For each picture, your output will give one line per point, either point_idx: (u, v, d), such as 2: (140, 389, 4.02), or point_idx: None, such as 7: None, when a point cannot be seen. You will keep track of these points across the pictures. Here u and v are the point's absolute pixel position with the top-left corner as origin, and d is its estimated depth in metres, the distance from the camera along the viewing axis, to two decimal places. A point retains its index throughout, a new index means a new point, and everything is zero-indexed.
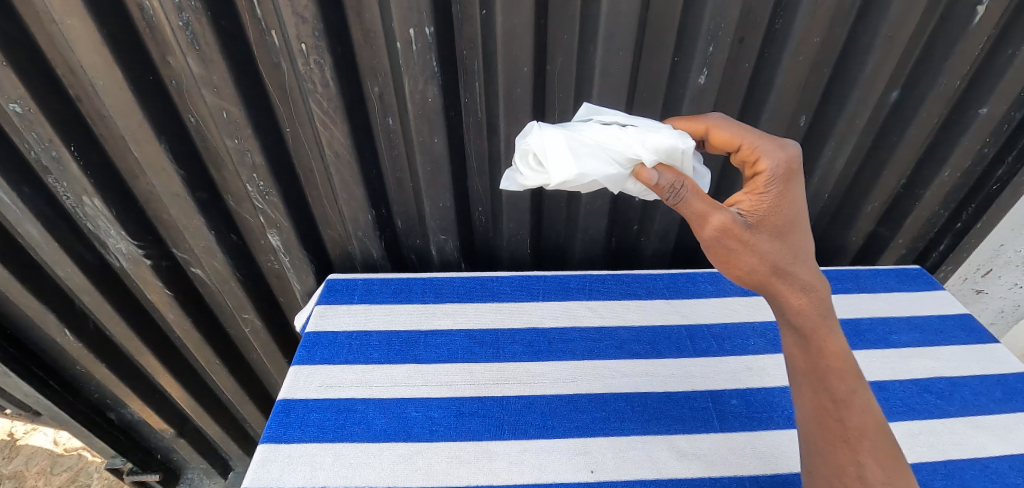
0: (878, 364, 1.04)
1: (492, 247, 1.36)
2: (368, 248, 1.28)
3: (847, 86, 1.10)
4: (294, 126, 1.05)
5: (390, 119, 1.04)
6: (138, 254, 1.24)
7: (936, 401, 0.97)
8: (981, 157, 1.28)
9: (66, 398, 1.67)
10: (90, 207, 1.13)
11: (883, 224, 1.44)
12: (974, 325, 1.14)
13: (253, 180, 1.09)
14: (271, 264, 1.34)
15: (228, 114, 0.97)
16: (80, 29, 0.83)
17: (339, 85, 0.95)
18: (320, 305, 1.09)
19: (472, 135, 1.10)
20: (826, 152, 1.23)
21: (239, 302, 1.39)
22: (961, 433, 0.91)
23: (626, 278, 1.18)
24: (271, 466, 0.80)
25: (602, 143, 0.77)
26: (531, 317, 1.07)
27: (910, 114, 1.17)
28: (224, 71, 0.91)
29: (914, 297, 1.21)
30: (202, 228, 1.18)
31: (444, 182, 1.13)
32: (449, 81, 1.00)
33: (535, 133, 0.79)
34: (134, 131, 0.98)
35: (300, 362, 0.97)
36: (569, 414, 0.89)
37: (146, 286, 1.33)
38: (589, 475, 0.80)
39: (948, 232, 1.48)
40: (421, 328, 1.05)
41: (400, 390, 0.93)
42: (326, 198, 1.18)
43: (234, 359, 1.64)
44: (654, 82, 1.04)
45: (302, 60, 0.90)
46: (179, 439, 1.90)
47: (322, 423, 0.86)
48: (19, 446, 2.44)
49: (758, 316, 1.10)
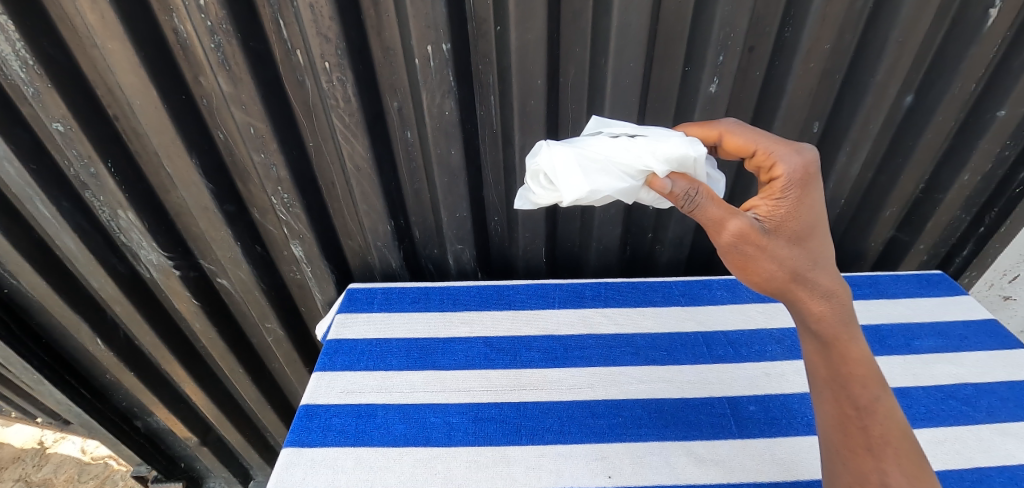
0: (900, 370, 1.02)
1: (508, 256, 1.37)
2: (387, 258, 1.30)
3: (859, 91, 1.11)
4: (317, 141, 1.09)
5: (408, 132, 1.07)
6: (167, 266, 1.30)
7: (962, 408, 0.95)
8: (1002, 160, 1.26)
9: (95, 405, 1.73)
10: (124, 221, 1.19)
11: (902, 229, 1.43)
12: (999, 330, 1.11)
13: (278, 193, 1.13)
14: (293, 274, 1.38)
15: (255, 129, 1.02)
16: (119, 52, 0.89)
17: (360, 100, 0.99)
18: (341, 313, 1.13)
19: (488, 147, 1.12)
20: (841, 158, 1.22)
21: (263, 311, 1.43)
22: (987, 440, 0.89)
23: (640, 286, 1.19)
24: (294, 469, 0.82)
25: (613, 159, 0.79)
26: (546, 324, 1.09)
27: (925, 119, 1.17)
28: (252, 89, 0.96)
29: (936, 303, 1.19)
30: (229, 239, 1.22)
31: (461, 192, 1.16)
32: (465, 95, 1.03)
33: (546, 153, 0.81)
34: (167, 147, 1.03)
35: (322, 368, 1.00)
36: (586, 420, 0.90)
37: (174, 296, 1.38)
38: (607, 481, 0.81)
39: (972, 236, 1.46)
40: (439, 336, 1.07)
41: (419, 396, 0.94)
42: (346, 209, 1.22)
43: (256, 368, 1.68)
44: (665, 91, 1.06)
45: (325, 77, 0.95)
46: (203, 447, 1.95)
47: (344, 428, 0.89)
48: (49, 454, 2.51)
49: (775, 322, 1.09)
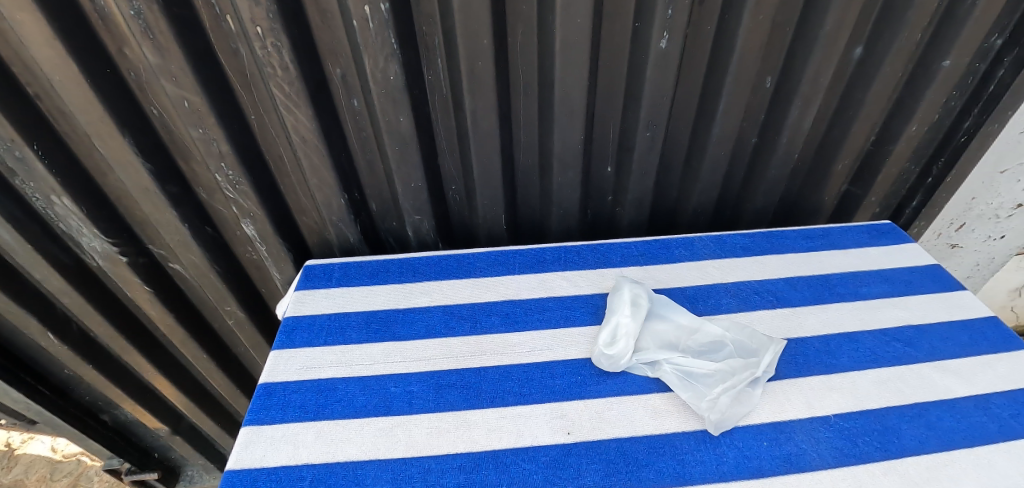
0: (848, 316, 1.05)
1: (469, 226, 1.35)
2: (345, 234, 1.27)
3: (809, 44, 1.11)
4: (259, 114, 1.04)
5: (355, 101, 1.03)
6: (114, 253, 1.25)
7: (905, 348, 0.99)
8: (948, 111, 1.31)
9: (56, 402, 1.66)
10: (59, 207, 1.13)
11: (855, 183, 1.45)
12: (941, 274, 1.17)
13: (222, 169, 1.09)
14: (249, 255, 1.34)
15: (189, 103, 0.97)
16: (30, 22, 0.82)
17: (300, 67, 0.94)
18: (298, 291, 1.10)
19: (439, 113, 1.09)
20: (792, 112, 1.23)
21: (221, 295, 1.39)
22: (928, 377, 0.95)
23: (600, 247, 1.20)
24: (254, 447, 0.81)
25: (700, 322, 0.98)
26: (507, 290, 1.09)
27: (874, 71, 1.18)
28: (181, 60, 0.90)
29: (883, 251, 1.23)
30: (176, 221, 1.18)
31: (414, 160, 1.13)
32: (411, 60, 0.99)
33: (619, 291, 1.04)
34: (97, 125, 0.98)
35: (280, 346, 0.98)
36: (546, 380, 0.91)
37: (125, 284, 1.33)
38: (567, 437, 0.82)
39: (920, 188, 1.51)
40: (399, 307, 1.05)
41: (380, 367, 0.94)
42: (297, 185, 1.18)
43: (222, 353, 1.65)
44: (616, 49, 1.04)
45: (259, 44, 0.90)
46: (176, 437, 1.92)
47: (304, 404, 0.88)
48: (18, 455, 2.43)
49: (730, 276, 1.12)
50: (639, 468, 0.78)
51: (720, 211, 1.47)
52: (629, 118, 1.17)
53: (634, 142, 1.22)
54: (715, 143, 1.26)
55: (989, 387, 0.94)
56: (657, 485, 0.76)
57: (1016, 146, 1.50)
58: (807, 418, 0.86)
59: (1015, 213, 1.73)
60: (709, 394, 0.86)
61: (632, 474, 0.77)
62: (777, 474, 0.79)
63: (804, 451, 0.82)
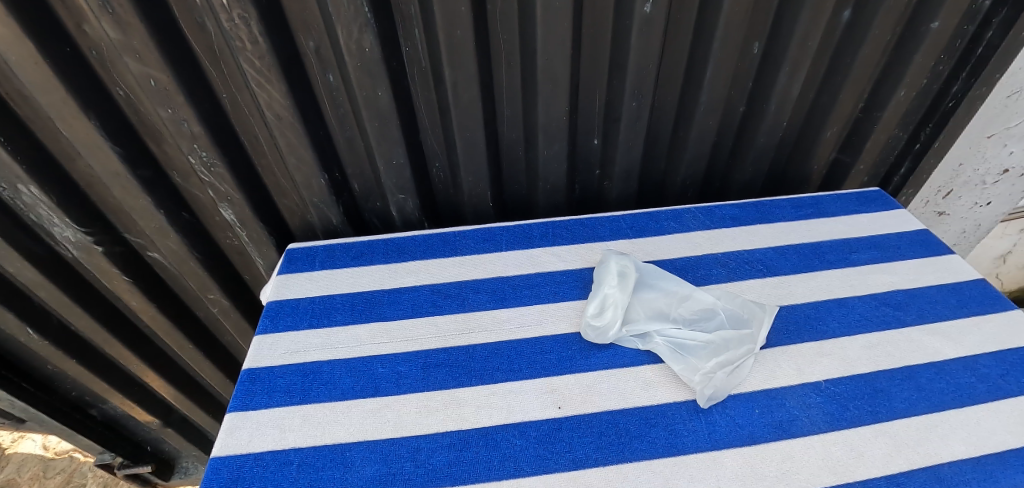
0: (838, 283, 1.05)
1: (454, 204, 1.33)
2: (327, 216, 1.24)
3: (797, 5, 1.08)
4: (231, 92, 1.00)
5: (330, 76, 1.00)
6: (88, 242, 1.21)
7: (895, 312, 0.99)
8: (937, 75, 1.29)
9: (41, 399, 1.62)
10: (27, 196, 1.08)
11: (844, 151, 1.44)
12: (929, 238, 1.17)
13: (195, 151, 1.05)
14: (230, 240, 1.31)
15: (156, 81, 0.93)
16: None
17: (270, 40, 0.90)
18: (281, 275, 1.07)
19: (419, 87, 1.06)
20: (781, 79, 1.21)
21: (203, 282, 1.36)
22: (917, 341, 0.95)
23: (589, 222, 1.18)
24: (239, 433, 0.79)
25: (691, 290, 0.97)
26: (495, 267, 1.07)
27: (863, 33, 1.16)
28: (143, 35, 0.86)
29: (872, 217, 1.22)
30: (150, 207, 1.14)
31: (395, 136, 1.10)
32: (387, 30, 0.95)
33: (606, 263, 1.02)
34: (59, 108, 0.93)
35: (263, 331, 0.95)
36: (535, 356, 0.89)
37: (102, 274, 1.30)
38: (557, 411, 0.81)
39: (909, 154, 1.50)
40: (385, 287, 1.03)
41: (366, 348, 0.92)
42: (275, 166, 1.14)
43: (208, 342, 1.63)
44: (600, 15, 1.01)
45: (225, 15, 0.85)
46: (167, 429, 1.91)
47: (289, 387, 0.86)
48: (8, 454, 2.39)
49: (719, 246, 1.11)
50: (631, 439, 0.78)
51: (708, 182, 1.46)
52: (614, 87, 1.15)
53: (620, 112, 1.20)
54: (702, 112, 1.24)
55: (978, 348, 0.94)
56: (649, 455, 0.76)
57: (1003, 110, 1.50)
58: (798, 385, 0.86)
59: (1001, 178, 1.74)
60: (704, 367, 0.85)
61: (624, 446, 0.77)
62: (769, 441, 0.78)
63: (795, 417, 0.82)
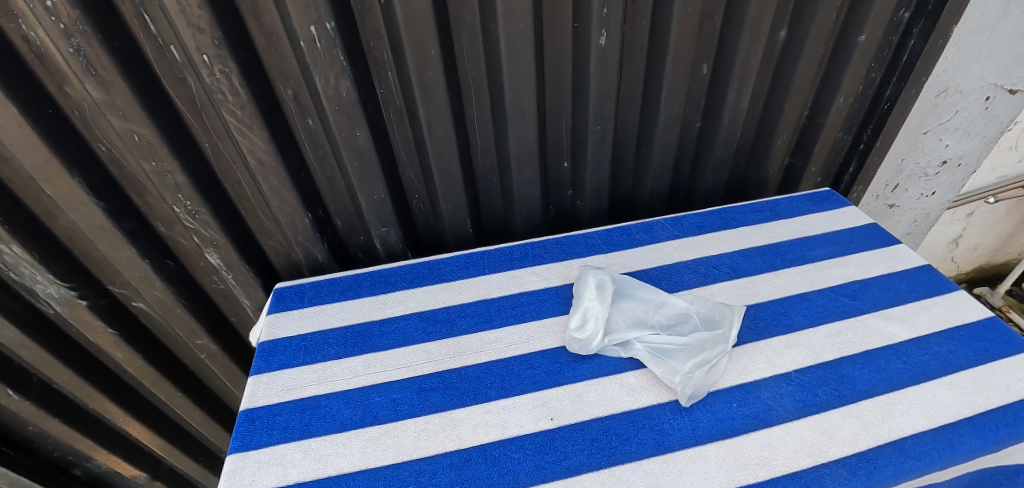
0: (799, 279, 1.13)
1: (435, 233, 1.38)
2: (312, 253, 1.27)
3: (736, 29, 1.19)
4: (213, 142, 1.03)
5: (310, 120, 1.04)
6: (71, 297, 1.21)
7: (852, 302, 1.08)
8: (871, 82, 1.42)
9: (22, 462, 1.54)
10: (9, 256, 1.08)
11: (796, 155, 1.55)
12: (878, 231, 1.27)
13: (180, 201, 1.08)
14: (215, 284, 1.32)
15: (139, 136, 0.96)
16: None
17: (250, 91, 0.95)
18: (271, 315, 1.09)
19: (395, 124, 1.12)
20: (730, 94, 1.31)
21: (190, 328, 1.37)
22: (874, 326, 1.03)
23: (565, 240, 1.24)
24: (242, 473, 0.80)
25: (666, 297, 1.03)
26: (479, 290, 1.11)
27: (799, 51, 1.28)
28: (127, 93, 0.90)
29: (826, 216, 1.32)
30: (135, 257, 1.16)
31: (375, 172, 1.15)
32: (361, 74, 1.01)
33: (586, 279, 1.07)
34: (43, 168, 0.96)
35: (258, 371, 0.97)
36: (524, 372, 0.94)
37: (86, 328, 1.29)
38: (550, 423, 0.85)
39: (855, 153, 1.62)
40: (375, 319, 1.07)
41: (361, 379, 0.95)
42: (259, 209, 1.17)
43: (196, 388, 1.61)
44: (559, 49, 1.10)
45: (207, 71, 0.90)
46: (155, 482, 1.86)
47: (288, 424, 0.87)
48: None
49: (688, 253, 1.19)
50: (621, 443, 0.82)
51: (674, 193, 1.54)
52: (579, 112, 1.23)
53: (586, 135, 1.27)
54: (662, 130, 1.33)
55: (928, 328, 1.02)
56: (640, 456, 0.80)
57: (933, 108, 1.65)
58: (770, 377, 0.92)
59: (941, 169, 1.89)
60: (682, 368, 0.91)
61: (615, 449, 0.81)
62: (748, 431, 0.84)
63: (770, 407, 0.88)
